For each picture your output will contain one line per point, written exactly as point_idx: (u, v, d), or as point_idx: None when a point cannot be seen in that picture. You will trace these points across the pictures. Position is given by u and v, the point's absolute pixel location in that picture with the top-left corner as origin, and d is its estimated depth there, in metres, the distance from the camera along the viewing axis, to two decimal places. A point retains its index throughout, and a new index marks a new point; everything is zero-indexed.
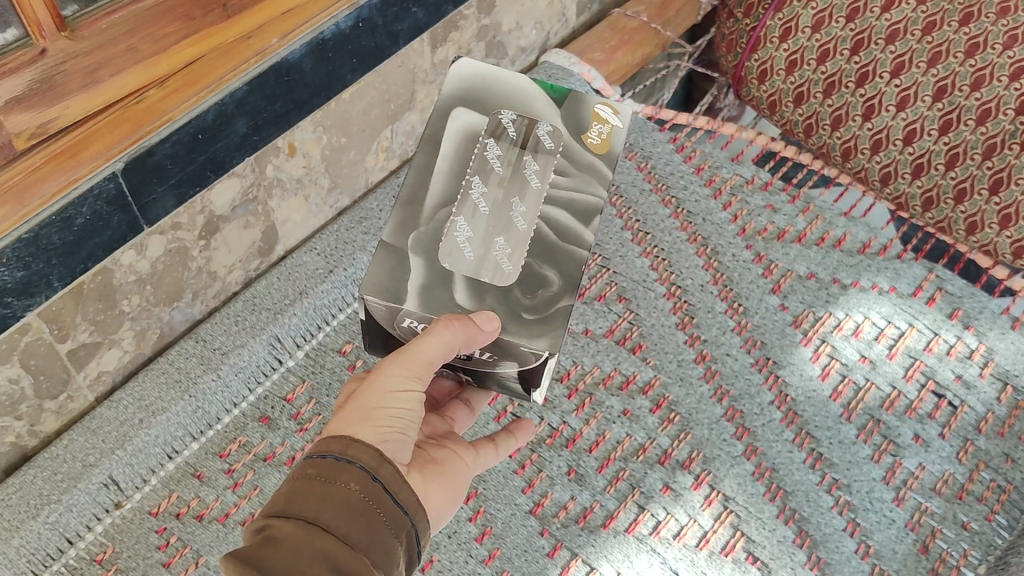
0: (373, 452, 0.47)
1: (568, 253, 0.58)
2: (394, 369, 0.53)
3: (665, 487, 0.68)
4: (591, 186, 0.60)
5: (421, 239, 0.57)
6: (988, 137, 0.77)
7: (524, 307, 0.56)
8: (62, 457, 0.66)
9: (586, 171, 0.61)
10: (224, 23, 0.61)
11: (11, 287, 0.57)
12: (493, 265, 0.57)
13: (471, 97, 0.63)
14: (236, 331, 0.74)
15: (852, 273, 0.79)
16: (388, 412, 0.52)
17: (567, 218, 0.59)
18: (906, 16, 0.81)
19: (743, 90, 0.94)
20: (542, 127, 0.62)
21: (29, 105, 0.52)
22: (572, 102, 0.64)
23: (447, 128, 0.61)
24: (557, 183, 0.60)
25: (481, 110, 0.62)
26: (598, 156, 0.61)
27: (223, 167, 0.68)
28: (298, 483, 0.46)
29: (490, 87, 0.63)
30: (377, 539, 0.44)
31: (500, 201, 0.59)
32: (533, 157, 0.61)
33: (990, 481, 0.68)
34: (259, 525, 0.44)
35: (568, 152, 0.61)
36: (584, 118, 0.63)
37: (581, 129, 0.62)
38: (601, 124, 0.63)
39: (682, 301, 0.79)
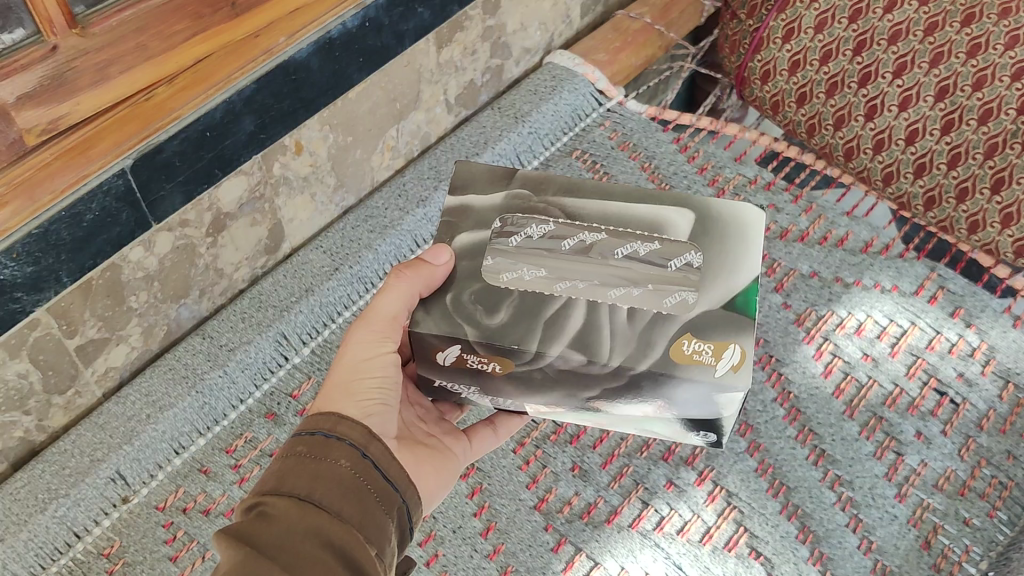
0: (361, 430, 0.48)
1: (527, 328, 0.53)
2: (362, 335, 0.56)
3: (668, 483, 0.69)
4: (619, 341, 0.53)
5: (513, 200, 0.60)
6: (989, 137, 0.78)
7: (458, 297, 0.55)
8: (70, 453, 0.66)
9: (637, 342, 0.53)
10: (233, 21, 0.61)
11: (21, 282, 0.58)
12: (505, 266, 0.56)
13: (704, 219, 0.59)
14: (243, 327, 0.75)
15: (854, 272, 0.80)
16: (370, 384, 0.55)
17: (576, 325, 0.53)
18: (908, 17, 0.82)
19: (746, 91, 0.95)
20: (680, 292, 0.55)
21: (39, 102, 0.52)
22: (731, 318, 0.54)
23: (715, 208, 0.60)
24: (617, 316, 0.54)
25: (685, 217, 0.59)
26: (660, 352, 0.53)
27: (230, 165, 0.68)
28: (289, 460, 0.46)
29: (710, 212, 0.59)
30: (369, 514, 0.45)
31: (584, 250, 0.57)
32: (654, 247, 0.57)
33: (992, 478, 0.68)
34: (249, 503, 0.44)
35: (660, 317, 0.54)
36: (717, 334, 0.53)
37: (694, 331, 0.53)
38: (710, 350, 0.53)
39: (769, 356, 0.76)
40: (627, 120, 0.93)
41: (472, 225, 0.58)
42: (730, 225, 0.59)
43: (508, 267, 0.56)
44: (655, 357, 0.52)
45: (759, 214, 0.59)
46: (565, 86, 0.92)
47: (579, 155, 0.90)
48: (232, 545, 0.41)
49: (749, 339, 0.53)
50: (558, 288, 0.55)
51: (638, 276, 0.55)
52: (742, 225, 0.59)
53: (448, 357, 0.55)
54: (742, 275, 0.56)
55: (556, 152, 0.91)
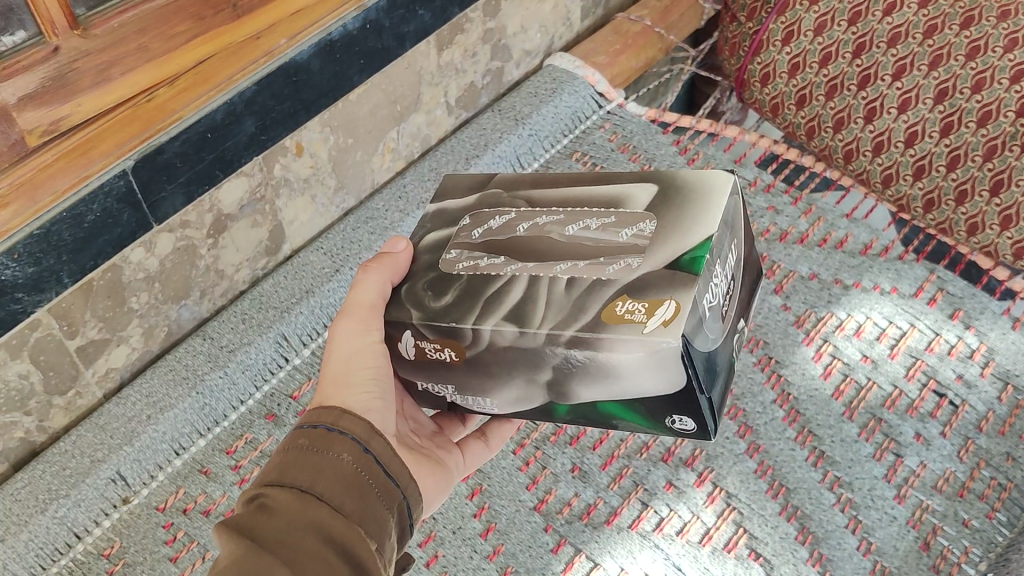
0: (364, 424, 0.48)
1: (467, 307, 0.52)
2: (345, 329, 0.54)
3: (668, 484, 0.69)
4: (555, 311, 0.50)
5: (484, 199, 0.60)
6: (989, 139, 0.78)
7: (414, 289, 0.55)
8: (71, 453, 0.66)
9: (570, 307, 0.49)
10: (234, 23, 0.61)
11: (22, 283, 0.58)
12: (463, 257, 0.56)
13: (671, 190, 0.56)
14: (243, 329, 0.75)
15: (853, 274, 0.80)
16: (364, 376, 0.53)
17: (515, 302, 0.51)
18: (906, 19, 0.83)
19: (746, 93, 0.96)
20: (626, 259, 0.51)
21: (41, 102, 0.53)
22: (671, 276, 0.49)
23: (682, 179, 0.57)
24: (556, 285, 0.51)
25: (650, 192, 0.56)
26: (591, 317, 0.49)
27: (232, 166, 0.68)
28: (291, 453, 0.46)
29: (676, 183, 0.57)
30: (370, 510, 0.45)
31: (541, 233, 0.56)
32: (608, 221, 0.55)
33: (991, 479, 0.68)
34: (251, 495, 0.44)
35: (597, 282, 0.50)
36: (650, 294, 0.48)
37: (629, 292, 0.49)
38: (643, 309, 0.48)
39: (768, 357, 0.76)
40: (627, 122, 0.93)
41: (440, 225, 0.59)
42: (696, 193, 0.55)
43: (467, 256, 0.56)
44: (583, 322, 0.48)
45: (729, 177, 0.55)
46: (565, 87, 0.93)
47: (579, 157, 0.90)
48: (234, 539, 0.41)
49: (687, 295, 0.48)
50: (504, 267, 0.54)
51: (586, 251, 0.53)
52: (710, 189, 0.55)
53: (409, 348, 0.54)
54: (698, 233, 0.51)
55: (555, 154, 0.91)
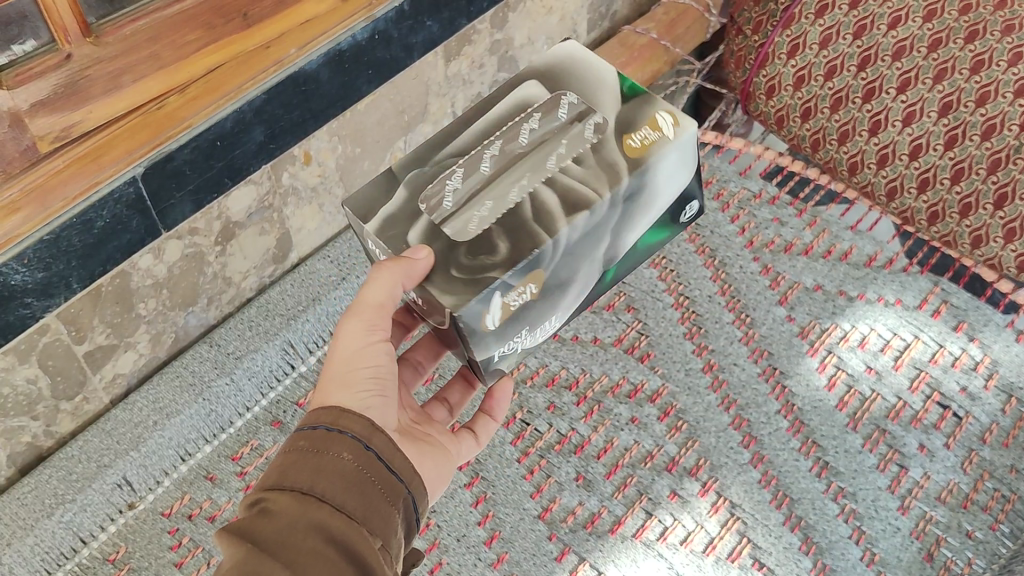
0: (364, 422, 0.48)
1: (528, 232, 0.54)
2: (352, 327, 0.55)
3: (672, 494, 0.69)
4: (598, 180, 0.57)
5: (413, 185, 0.59)
6: (993, 151, 0.78)
7: (457, 264, 0.53)
8: (78, 458, 0.67)
9: (604, 167, 0.57)
10: (243, 32, 0.62)
11: (32, 288, 0.58)
12: (462, 221, 0.55)
13: (553, 77, 0.64)
14: (250, 335, 0.75)
15: (858, 286, 0.81)
16: (365, 374, 0.54)
17: (561, 201, 0.56)
18: (912, 33, 0.83)
19: (752, 106, 0.96)
20: (591, 121, 0.60)
21: (54, 108, 0.53)
22: (631, 108, 0.61)
23: (510, 92, 0.63)
24: (572, 172, 0.57)
25: (549, 88, 0.64)
26: (624, 159, 0.58)
27: (240, 174, 0.69)
28: (291, 455, 0.46)
29: (562, 70, 0.65)
30: (372, 506, 0.45)
31: (506, 162, 0.58)
32: (536, 116, 0.61)
33: (994, 491, 0.69)
34: (253, 499, 0.44)
35: (596, 146, 0.59)
36: (638, 122, 0.60)
37: (627, 131, 0.60)
38: (648, 130, 0.60)
39: (773, 368, 0.76)
40: None
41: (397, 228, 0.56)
42: (547, 59, 0.66)
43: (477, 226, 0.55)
44: (623, 164, 0.57)
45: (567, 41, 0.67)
46: None
47: None
48: (235, 544, 0.42)
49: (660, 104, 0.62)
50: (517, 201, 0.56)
51: (574, 143, 0.59)
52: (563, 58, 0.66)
53: (492, 318, 0.54)
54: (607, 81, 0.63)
55: None
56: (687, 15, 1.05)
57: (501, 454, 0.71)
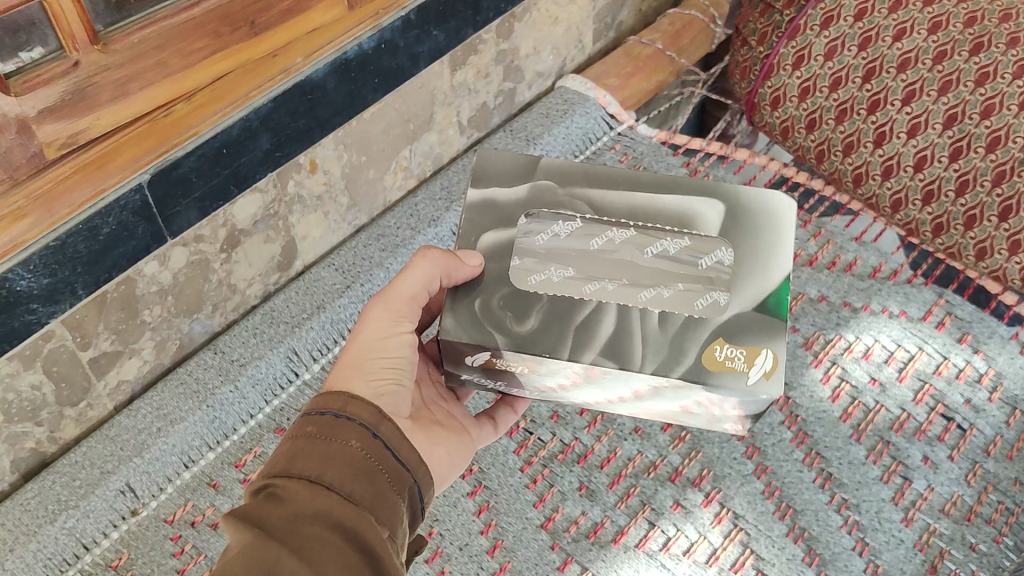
0: (371, 411, 0.48)
1: (558, 334, 0.53)
2: (377, 315, 0.55)
3: (675, 504, 0.69)
4: (653, 350, 0.53)
5: (534, 192, 0.60)
6: (998, 164, 0.78)
7: (488, 302, 0.55)
8: (80, 464, 0.67)
9: (668, 347, 0.53)
10: (251, 40, 0.62)
11: (37, 294, 0.59)
12: (537, 268, 0.56)
13: (741, 222, 0.59)
14: (255, 343, 0.75)
15: (863, 297, 0.81)
16: (379, 362, 0.54)
17: (609, 334, 0.54)
18: (917, 45, 0.82)
19: (756, 116, 0.96)
20: (712, 295, 0.55)
21: (61, 115, 0.53)
22: (758, 318, 0.54)
23: (691, 200, 0.60)
24: (648, 321, 0.54)
25: (726, 231, 0.58)
26: (692, 358, 0.53)
27: (246, 182, 0.69)
28: (298, 441, 0.46)
29: (751, 220, 0.59)
30: (381, 495, 0.45)
31: (614, 254, 0.57)
32: (683, 243, 0.58)
33: (998, 504, 0.69)
34: (259, 486, 0.44)
35: (691, 320, 0.54)
36: (746, 341, 0.53)
37: (726, 338, 0.53)
38: (742, 357, 0.53)
39: None
40: (637, 144, 0.95)
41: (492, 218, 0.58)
42: (762, 202, 0.60)
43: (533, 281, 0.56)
44: (687, 364, 0.53)
45: (787, 205, 0.60)
46: (575, 110, 0.94)
47: None
48: (242, 530, 0.41)
49: (780, 342, 0.53)
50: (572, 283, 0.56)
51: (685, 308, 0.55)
52: (766, 215, 0.59)
53: (476, 360, 0.56)
54: (771, 274, 0.56)
55: None
56: (693, 26, 1.05)
57: (505, 464, 0.71)
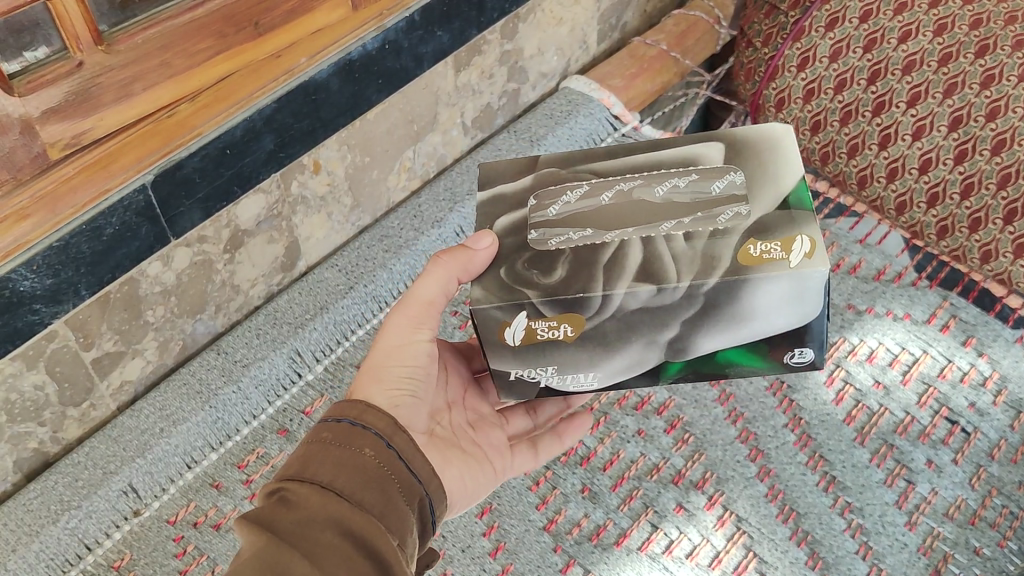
0: (386, 421, 0.48)
1: (587, 275, 0.50)
2: (397, 322, 0.55)
3: (678, 507, 0.69)
4: (687, 264, 0.50)
5: (541, 178, 0.57)
6: (1003, 167, 0.77)
7: (511, 269, 0.52)
8: (83, 465, 0.67)
9: (701, 256, 0.50)
10: (254, 41, 0.62)
11: (40, 294, 0.58)
12: (553, 234, 0.53)
13: (741, 150, 0.56)
14: (257, 343, 0.75)
15: (866, 299, 0.81)
16: (397, 372, 0.54)
17: (638, 263, 0.50)
18: (922, 47, 0.83)
19: (760, 118, 0.95)
20: (730, 209, 0.53)
21: (64, 116, 0.53)
22: (783, 215, 0.52)
23: (687, 147, 0.57)
24: (674, 241, 0.51)
25: (729, 159, 0.56)
26: (728, 261, 0.50)
27: (249, 182, 0.69)
28: (313, 447, 0.46)
29: (751, 146, 0.57)
30: (392, 504, 0.45)
31: (627, 200, 0.54)
32: (691, 177, 0.55)
33: (1002, 508, 0.68)
34: (272, 489, 0.44)
35: (718, 230, 0.51)
36: (779, 234, 0.51)
37: (757, 236, 0.51)
38: (778, 247, 0.50)
39: (780, 381, 0.76)
40: None
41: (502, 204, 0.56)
42: (759, 133, 0.58)
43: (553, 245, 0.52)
44: (725, 267, 0.49)
45: (784, 128, 0.58)
46: (579, 110, 0.94)
47: None
48: (253, 531, 0.41)
49: (813, 227, 0.51)
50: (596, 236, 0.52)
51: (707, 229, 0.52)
52: (768, 139, 0.57)
53: (516, 334, 0.51)
54: (785, 180, 0.54)
55: None
56: (697, 27, 1.05)
57: None
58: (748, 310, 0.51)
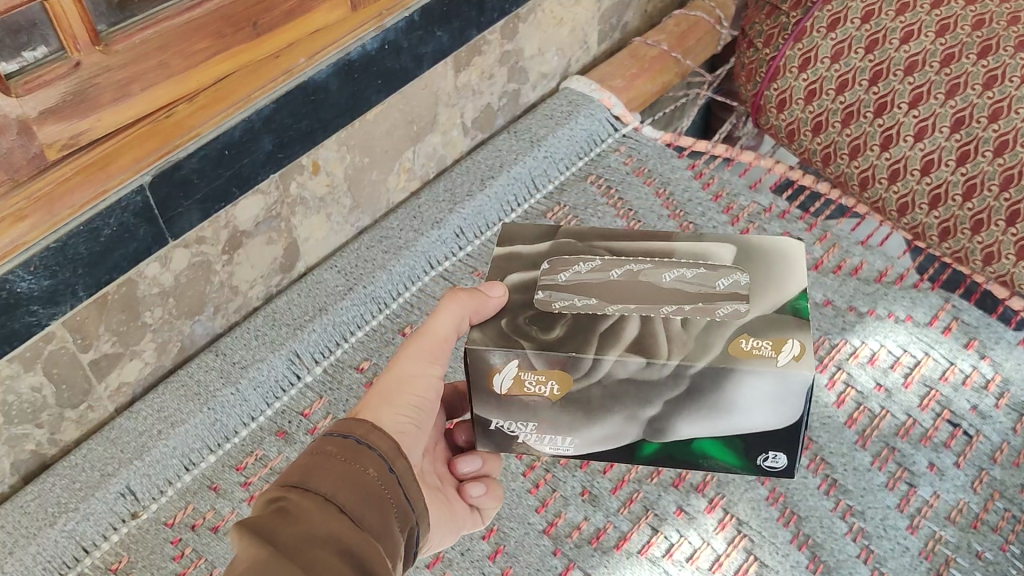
0: (390, 443, 0.49)
1: (582, 338, 0.50)
2: (412, 352, 0.55)
3: (678, 510, 0.68)
4: (679, 346, 0.50)
5: (558, 247, 0.58)
6: (1005, 168, 0.77)
7: (515, 321, 0.52)
8: (81, 466, 0.67)
9: (694, 342, 0.50)
10: (253, 41, 0.61)
11: (38, 295, 0.58)
12: (557, 297, 0.53)
13: (755, 252, 0.56)
14: (256, 345, 0.75)
15: (868, 301, 0.80)
16: (410, 401, 0.54)
17: (633, 338, 0.50)
18: (924, 48, 0.82)
19: (761, 119, 0.95)
20: (731, 305, 0.52)
21: (62, 116, 0.53)
22: (777, 319, 0.51)
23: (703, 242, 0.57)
24: (671, 324, 0.51)
25: (742, 258, 0.55)
26: (718, 351, 0.50)
27: (248, 183, 0.69)
28: (318, 458, 0.45)
29: (765, 250, 0.56)
30: (386, 529, 0.45)
31: (635, 279, 0.54)
32: (701, 270, 0.55)
33: (1005, 511, 0.68)
34: (272, 496, 0.43)
35: (714, 322, 0.51)
36: (770, 333, 0.50)
37: (750, 332, 0.50)
38: (768, 346, 0.49)
39: None
40: (642, 146, 0.94)
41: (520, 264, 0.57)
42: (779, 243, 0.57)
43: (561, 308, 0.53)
44: (711, 355, 0.49)
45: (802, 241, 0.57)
46: (581, 111, 0.94)
47: (594, 180, 0.91)
48: (253, 538, 0.40)
49: (807, 334, 0.50)
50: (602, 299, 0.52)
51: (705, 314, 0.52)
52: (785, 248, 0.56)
53: (503, 381, 0.52)
54: (790, 287, 0.53)
55: (571, 176, 0.92)
56: (698, 27, 1.04)
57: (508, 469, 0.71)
58: (728, 401, 0.51)
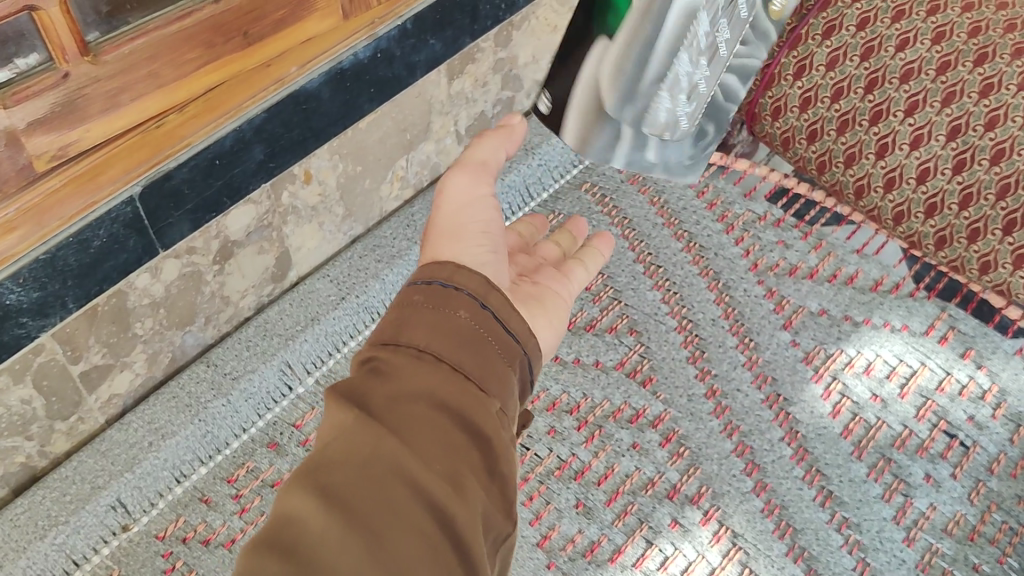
0: (479, 281, 0.45)
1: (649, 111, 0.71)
2: (467, 183, 0.54)
3: (673, 522, 0.68)
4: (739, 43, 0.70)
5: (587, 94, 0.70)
6: (1002, 177, 0.76)
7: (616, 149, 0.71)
8: (71, 479, 0.66)
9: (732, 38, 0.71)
10: (244, 51, 0.61)
11: (27, 307, 0.58)
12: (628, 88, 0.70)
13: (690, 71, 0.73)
14: (247, 356, 0.74)
15: (864, 311, 0.80)
16: (473, 229, 0.53)
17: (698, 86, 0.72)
18: (920, 55, 0.81)
19: (755, 127, 0.92)
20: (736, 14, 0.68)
21: (50, 128, 0.52)
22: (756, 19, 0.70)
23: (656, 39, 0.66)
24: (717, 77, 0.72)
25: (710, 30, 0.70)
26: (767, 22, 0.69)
27: (239, 193, 0.68)
28: (407, 308, 0.43)
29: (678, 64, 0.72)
30: (489, 368, 0.41)
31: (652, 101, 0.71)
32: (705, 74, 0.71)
33: (1002, 523, 0.68)
34: (364, 358, 0.41)
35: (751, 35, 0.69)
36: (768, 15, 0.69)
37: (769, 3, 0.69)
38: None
39: (775, 394, 0.75)
40: None
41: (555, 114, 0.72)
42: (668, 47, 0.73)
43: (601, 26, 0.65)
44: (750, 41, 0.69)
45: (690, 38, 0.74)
46: None
47: (588, 188, 0.91)
48: (342, 409, 0.39)
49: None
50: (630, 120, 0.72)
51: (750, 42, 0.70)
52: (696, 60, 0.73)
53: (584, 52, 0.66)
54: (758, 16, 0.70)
55: (565, 184, 0.92)
56: None
57: None
58: None
